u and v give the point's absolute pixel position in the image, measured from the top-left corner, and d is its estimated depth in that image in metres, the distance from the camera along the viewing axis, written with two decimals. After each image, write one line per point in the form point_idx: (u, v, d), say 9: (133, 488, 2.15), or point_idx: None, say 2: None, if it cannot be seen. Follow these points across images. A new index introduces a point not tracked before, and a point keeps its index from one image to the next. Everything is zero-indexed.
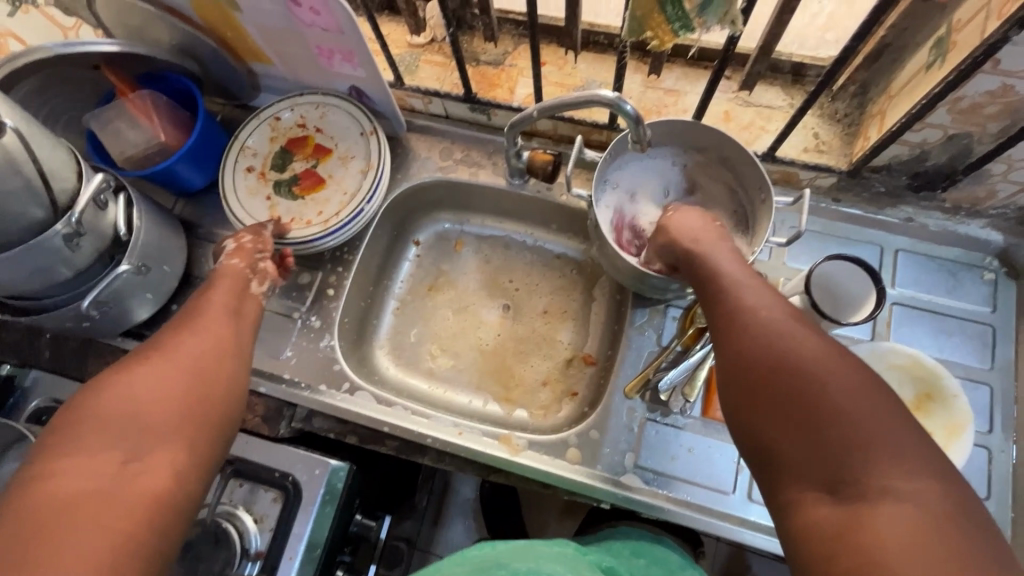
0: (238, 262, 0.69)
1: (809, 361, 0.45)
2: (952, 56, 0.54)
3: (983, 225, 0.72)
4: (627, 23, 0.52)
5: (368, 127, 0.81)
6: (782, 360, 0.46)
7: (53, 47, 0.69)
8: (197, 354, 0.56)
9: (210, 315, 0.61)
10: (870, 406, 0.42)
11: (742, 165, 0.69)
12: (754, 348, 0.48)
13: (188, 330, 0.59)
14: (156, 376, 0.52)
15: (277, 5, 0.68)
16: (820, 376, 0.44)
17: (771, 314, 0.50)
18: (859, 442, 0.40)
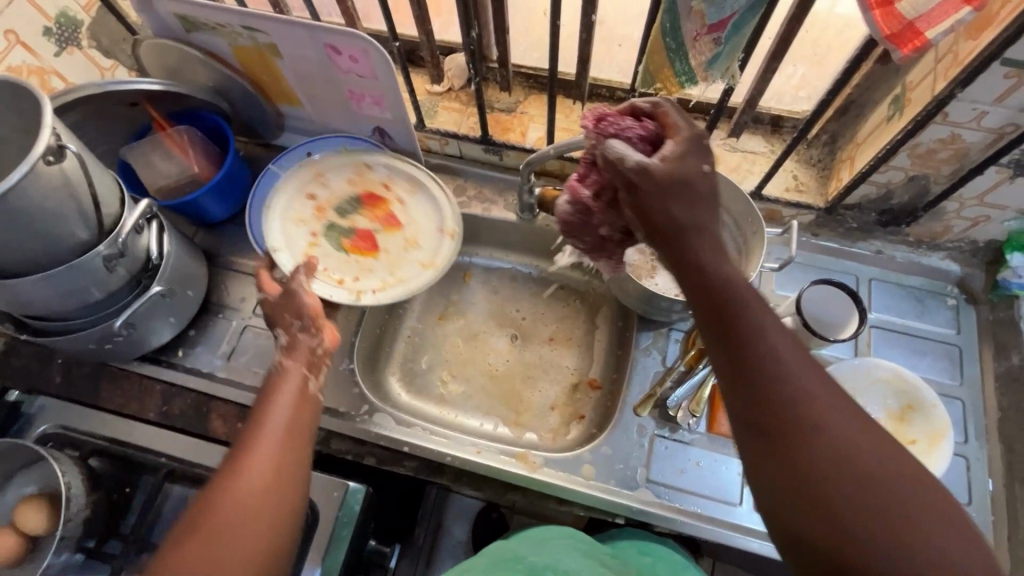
0: (296, 362, 0.64)
1: (893, 490, 0.41)
2: (908, 109, 0.64)
3: (941, 256, 0.81)
4: (642, 75, 0.61)
5: (450, 227, 0.84)
6: (848, 472, 0.41)
7: (103, 85, 0.74)
8: (260, 494, 0.53)
9: (265, 437, 0.56)
10: (947, 536, 0.39)
11: (733, 201, 0.77)
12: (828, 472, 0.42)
13: (250, 455, 0.55)
14: (227, 511, 0.51)
15: (318, 52, 0.75)
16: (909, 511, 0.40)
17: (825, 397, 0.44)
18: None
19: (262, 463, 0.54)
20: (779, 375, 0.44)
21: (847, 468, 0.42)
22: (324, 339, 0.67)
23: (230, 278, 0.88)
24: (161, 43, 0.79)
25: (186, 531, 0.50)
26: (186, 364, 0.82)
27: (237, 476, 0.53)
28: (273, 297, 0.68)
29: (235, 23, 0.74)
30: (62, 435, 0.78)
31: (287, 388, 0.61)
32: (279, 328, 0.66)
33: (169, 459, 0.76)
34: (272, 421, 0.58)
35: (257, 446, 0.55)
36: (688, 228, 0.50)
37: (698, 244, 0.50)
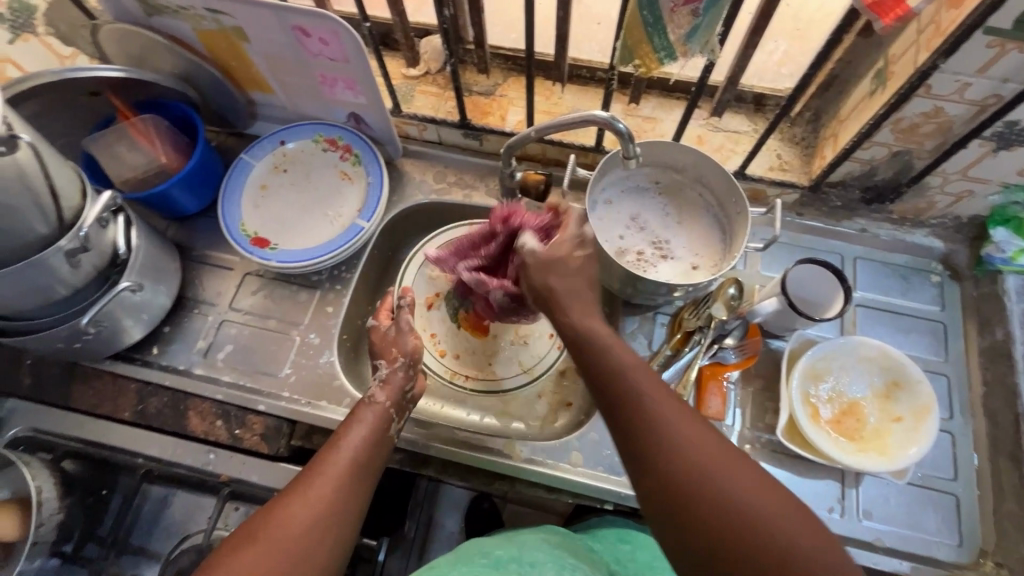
0: (384, 397, 0.65)
1: (767, 519, 0.43)
2: (891, 83, 0.63)
3: (925, 233, 0.81)
4: (619, 51, 0.59)
5: (561, 343, 0.86)
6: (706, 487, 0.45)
7: (60, 72, 0.71)
8: (321, 518, 0.53)
9: (339, 464, 0.57)
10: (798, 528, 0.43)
11: (716, 182, 0.76)
12: (688, 480, 0.46)
13: (322, 478, 0.56)
14: (302, 513, 0.52)
15: (286, 35, 0.72)
16: (781, 539, 0.42)
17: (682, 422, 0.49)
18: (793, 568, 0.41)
19: (332, 485, 0.55)
20: (641, 411, 0.50)
21: (726, 506, 0.44)
22: (411, 380, 0.68)
23: (204, 272, 0.85)
24: (120, 28, 0.76)
25: (249, 537, 0.51)
26: (161, 362, 0.79)
27: (307, 495, 0.54)
28: (381, 330, 0.72)
29: (197, 5, 0.71)
30: (34, 438, 0.76)
31: (368, 420, 0.63)
32: (382, 359, 0.70)
33: (146, 460, 0.75)
34: (347, 449, 0.59)
35: (327, 470, 0.56)
36: (570, 318, 0.58)
37: (598, 332, 0.57)
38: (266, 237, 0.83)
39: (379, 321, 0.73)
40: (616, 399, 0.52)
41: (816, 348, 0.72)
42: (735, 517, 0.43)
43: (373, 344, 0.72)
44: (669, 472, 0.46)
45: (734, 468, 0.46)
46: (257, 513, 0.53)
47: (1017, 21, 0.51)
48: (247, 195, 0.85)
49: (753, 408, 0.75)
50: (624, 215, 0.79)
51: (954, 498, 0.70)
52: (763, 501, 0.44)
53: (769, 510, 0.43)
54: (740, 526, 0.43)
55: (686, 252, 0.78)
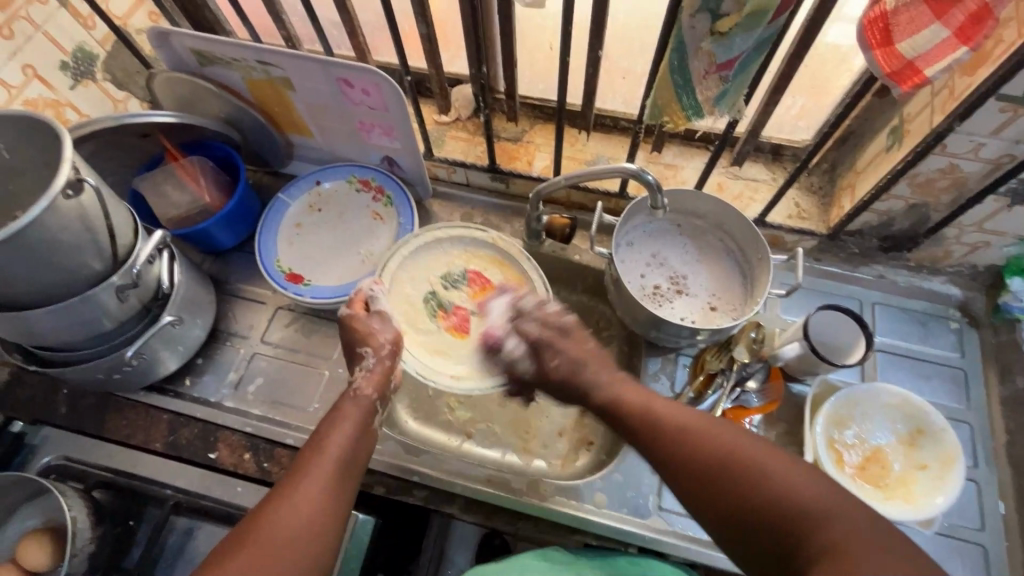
0: (371, 391, 0.67)
1: (773, 485, 0.49)
2: (907, 140, 0.66)
3: (942, 280, 0.83)
4: (649, 109, 0.61)
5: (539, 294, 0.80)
6: (718, 459, 0.53)
7: (117, 117, 0.75)
8: (317, 514, 0.55)
9: (327, 463, 0.58)
10: (801, 476, 0.50)
11: (737, 228, 0.79)
12: (694, 455, 0.55)
13: (310, 474, 0.57)
14: (295, 509, 0.54)
15: (331, 85, 0.77)
16: (801, 503, 0.48)
17: (679, 413, 0.59)
18: (801, 512, 0.48)
19: (325, 480, 0.57)
20: (645, 419, 0.60)
21: (742, 488, 0.51)
22: (393, 370, 0.70)
23: (238, 305, 0.88)
24: (175, 75, 0.81)
25: (240, 539, 0.52)
26: (194, 393, 0.82)
27: (295, 495, 0.55)
28: (359, 318, 0.72)
29: (249, 57, 0.76)
30: (66, 467, 0.78)
31: (354, 416, 0.63)
32: (365, 347, 0.70)
33: (174, 492, 0.76)
34: (335, 447, 0.60)
35: (313, 467, 0.58)
36: (602, 389, 0.66)
37: (624, 390, 0.65)
38: (299, 274, 0.86)
39: (354, 311, 0.73)
40: (618, 418, 0.63)
41: (840, 394, 0.73)
42: (766, 491, 0.49)
43: (353, 333, 0.71)
44: (695, 477, 0.54)
45: (742, 449, 0.53)
46: (253, 507, 0.55)
47: None
48: (282, 232, 0.88)
49: (776, 451, 0.75)
50: (647, 259, 0.82)
51: (982, 549, 0.70)
52: (779, 467, 0.51)
53: (783, 478, 0.50)
54: (761, 498, 0.49)
55: (705, 293, 0.80)
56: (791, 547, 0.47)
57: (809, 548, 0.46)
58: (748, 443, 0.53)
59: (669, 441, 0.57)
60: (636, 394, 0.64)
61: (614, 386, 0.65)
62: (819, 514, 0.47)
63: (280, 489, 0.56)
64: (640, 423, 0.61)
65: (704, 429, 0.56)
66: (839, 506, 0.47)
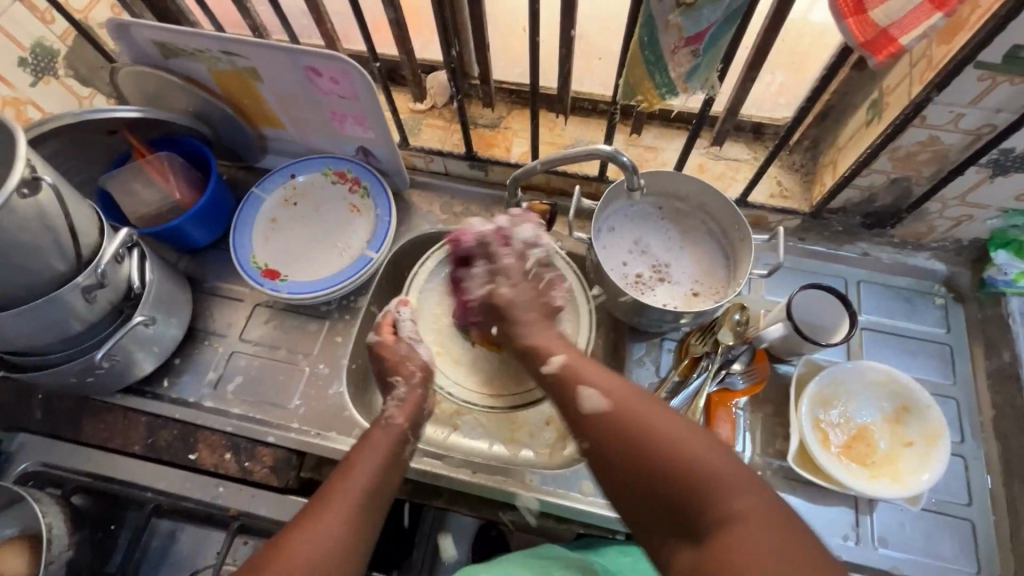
0: (400, 420, 0.67)
1: (675, 449, 0.48)
2: (886, 114, 0.65)
3: (926, 256, 0.82)
4: (621, 88, 0.60)
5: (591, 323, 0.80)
6: (628, 425, 0.51)
7: (78, 113, 0.73)
8: (340, 542, 0.53)
9: (353, 489, 0.57)
10: (701, 445, 0.48)
11: (718, 209, 0.77)
12: (605, 417, 0.53)
13: (340, 497, 0.56)
14: (326, 530, 0.53)
15: (299, 75, 0.75)
16: (695, 468, 0.47)
17: (600, 375, 0.57)
18: (698, 481, 0.46)
19: (351, 505, 0.56)
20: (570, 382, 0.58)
21: (649, 449, 0.49)
22: (424, 400, 0.71)
23: (215, 303, 0.86)
24: (138, 69, 0.79)
25: (268, 558, 0.51)
26: (173, 394, 0.80)
27: (323, 516, 0.54)
28: (388, 346, 0.75)
29: (213, 48, 0.73)
30: (44, 473, 0.77)
31: (383, 442, 0.63)
32: (397, 376, 0.72)
33: (155, 494, 0.76)
34: (361, 475, 0.59)
35: (341, 493, 0.57)
36: (560, 363, 0.61)
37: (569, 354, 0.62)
38: (276, 269, 0.84)
39: (381, 338, 0.75)
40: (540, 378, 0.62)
41: (824, 374, 0.72)
42: (672, 458, 0.48)
43: (383, 361, 0.74)
44: (614, 437, 0.52)
45: (655, 420, 0.51)
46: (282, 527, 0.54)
47: (1007, 56, 0.53)
48: (257, 228, 0.87)
49: (763, 433, 0.74)
50: (629, 243, 0.80)
51: (970, 524, 0.69)
52: (688, 440, 0.49)
53: (696, 450, 0.48)
54: (664, 462, 0.48)
55: (688, 276, 0.79)
56: (692, 518, 0.46)
57: (704, 520, 0.45)
58: (659, 410, 0.52)
59: (580, 406, 0.56)
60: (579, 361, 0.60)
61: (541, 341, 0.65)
62: (712, 486, 0.46)
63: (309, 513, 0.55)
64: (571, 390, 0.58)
65: (626, 399, 0.53)
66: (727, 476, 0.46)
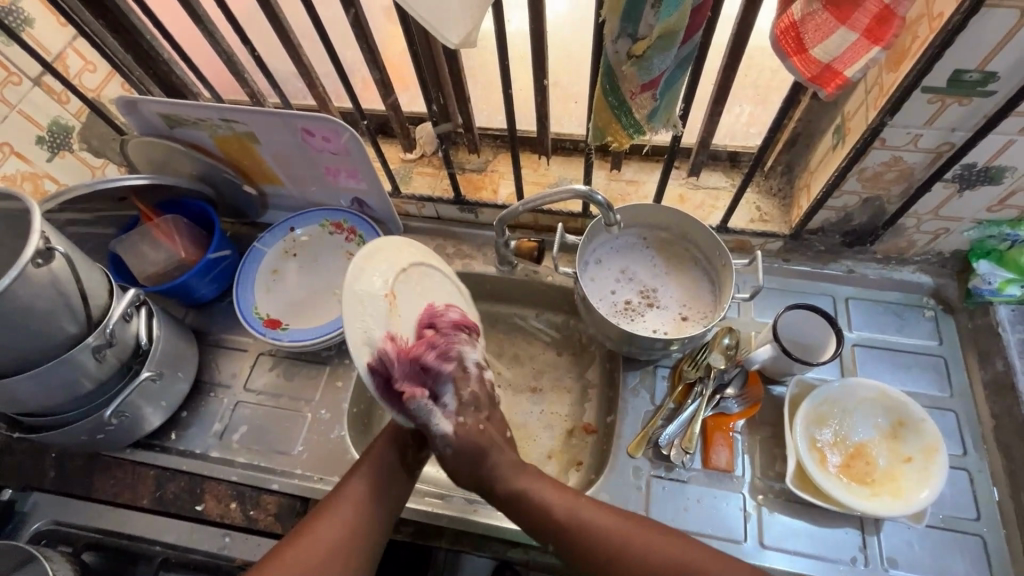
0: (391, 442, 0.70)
1: (661, 557, 0.59)
2: (849, 138, 0.67)
3: (912, 270, 0.83)
4: (592, 132, 0.63)
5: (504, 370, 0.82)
6: (602, 538, 0.60)
7: (90, 184, 0.78)
8: (341, 540, 0.62)
9: (349, 502, 0.65)
10: (693, 550, 0.59)
11: (699, 237, 0.80)
12: (581, 540, 0.61)
13: (340, 504, 0.64)
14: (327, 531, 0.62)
15: (292, 136, 0.80)
16: (671, 559, 0.59)
17: (539, 485, 0.64)
18: (680, 572, 0.58)
19: (348, 511, 0.64)
20: (517, 507, 0.64)
21: (619, 553, 0.60)
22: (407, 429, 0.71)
23: (221, 355, 0.89)
24: (146, 139, 0.85)
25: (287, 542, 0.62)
26: (180, 447, 0.82)
27: (320, 527, 0.62)
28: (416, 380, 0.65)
29: (213, 117, 0.79)
30: (55, 531, 0.79)
31: (377, 458, 0.68)
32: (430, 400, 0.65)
33: (162, 547, 0.78)
34: (354, 489, 0.66)
35: (338, 498, 0.65)
36: (484, 460, 0.64)
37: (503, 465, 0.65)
38: (277, 319, 0.87)
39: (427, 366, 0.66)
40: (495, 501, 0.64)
41: (817, 393, 0.73)
42: (655, 564, 0.59)
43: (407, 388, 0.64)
44: (559, 540, 0.61)
45: (634, 539, 0.60)
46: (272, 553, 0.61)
47: (950, 79, 0.56)
48: (259, 279, 0.90)
49: (762, 456, 0.74)
50: (616, 274, 0.83)
51: (981, 539, 0.68)
52: (660, 544, 0.60)
53: (642, 542, 0.60)
54: (605, 543, 0.60)
55: (675, 303, 0.81)
56: None
57: None
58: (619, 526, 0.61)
59: (546, 529, 0.62)
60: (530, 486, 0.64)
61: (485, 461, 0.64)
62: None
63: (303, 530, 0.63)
64: (561, 530, 0.61)
65: (566, 512, 0.62)
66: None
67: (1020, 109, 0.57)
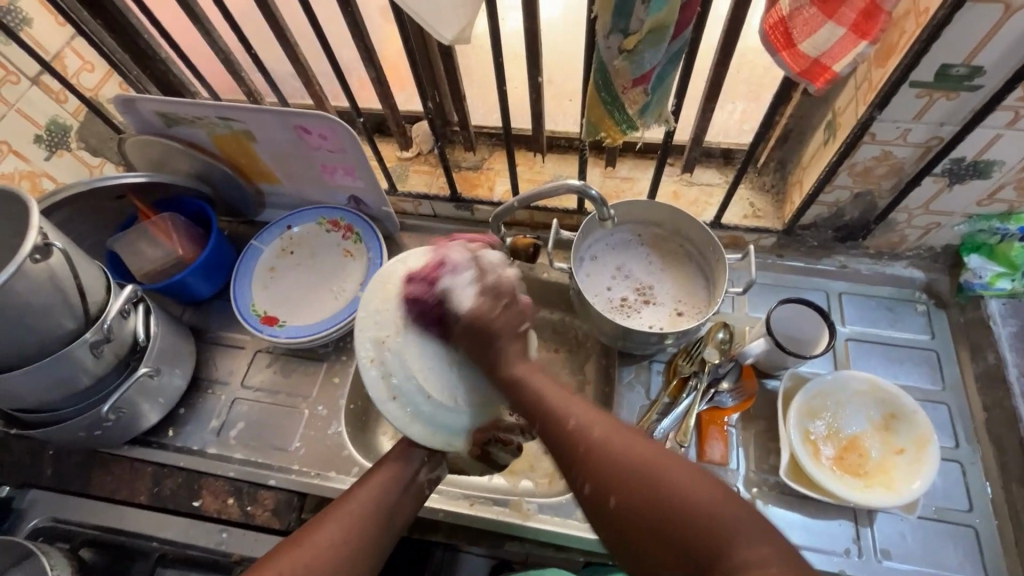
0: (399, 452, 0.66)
1: (632, 447, 0.49)
2: (840, 133, 0.68)
3: (904, 265, 0.83)
4: (585, 127, 0.63)
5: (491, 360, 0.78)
6: (588, 435, 0.51)
7: (89, 183, 0.79)
8: (351, 549, 0.58)
9: (358, 512, 0.61)
10: (716, 497, 0.44)
11: (693, 232, 0.80)
12: (574, 438, 0.52)
13: (348, 513, 0.60)
14: (335, 538, 0.58)
15: (289, 133, 0.81)
16: (687, 501, 0.44)
17: (551, 385, 0.58)
18: (686, 513, 0.43)
19: (358, 521, 0.60)
20: (529, 402, 0.57)
21: (594, 454, 0.50)
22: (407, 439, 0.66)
23: (218, 352, 0.89)
24: (144, 138, 0.85)
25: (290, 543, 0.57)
26: (177, 444, 0.82)
27: (328, 531, 0.58)
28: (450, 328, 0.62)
29: (210, 115, 0.80)
30: (53, 528, 0.79)
31: (387, 474, 0.64)
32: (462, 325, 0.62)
33: (161, 543, 0.78)
34: (364, 498, 0.62)
35: (340, 513, 0.60)
36: (502, 367, 0.60)
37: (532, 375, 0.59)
38: (275, 316, 0.88)
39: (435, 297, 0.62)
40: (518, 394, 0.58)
41: (810, 386, 0.73)
42: (653, 486, 0.46)
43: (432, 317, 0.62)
44: (553, 430, 0.54)
45: (616, 435, 0.50)
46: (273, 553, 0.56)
47: (937, 74, 0.57)
48: (257, 277, 0.91)
49: (757, 449, 0.75)
50: (611, 269, 0.83)
51: (974, 530, 0.69)
52: (668, 466, 0.46)
53: (637, 454, 0.48)
54: (589, 443, 0.51)
55: (669, 299, 0.81)
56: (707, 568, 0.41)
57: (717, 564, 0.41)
58: (609, 426, 0.52)
59: (546, 427, 0.55)
60: (551, 386, 0.57)
61: (520, 371, 0.59)
62: (681, 490, 0.45)
63: (309, 531, 0.58)
64: (549, 420, 0.55)
65: (577, 412, 0.54)
66: (743, 543, 0.41)
67: (1005, 103, 0.58)
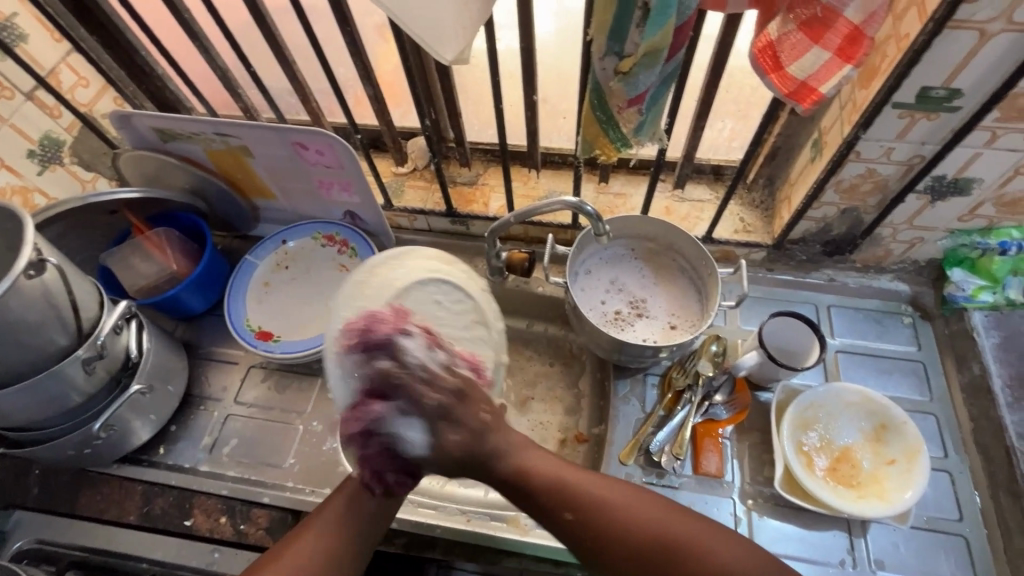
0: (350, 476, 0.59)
1: (674, 531, 0.52)
2: (826, 151, 0.70)
3: (889, 278, 0.85)
4: (580, 145, 0.64)
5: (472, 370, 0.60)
6: (612, 509, 0.53)
7: (84, 197, 0.78)
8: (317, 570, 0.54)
9: (325, 531, 0.56)
10: (727, 546, 0.52)
11: (685, 246, 0.82)
12: (602, 516, 0.53)
13: (318, 527, 0.57)
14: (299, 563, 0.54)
15: (286, 149, 0.81)
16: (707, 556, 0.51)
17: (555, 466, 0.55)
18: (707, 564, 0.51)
19: (328, 538, 0.56)
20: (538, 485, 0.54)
21: (627, 529, 0.52)
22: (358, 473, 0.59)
23: (211, 368, 0.88)
24: (139, 153, 0.85)
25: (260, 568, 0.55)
26: (169, 461, 0.81)
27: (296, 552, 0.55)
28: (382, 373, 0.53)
29: (208, 131, 0.80)
30: (38, 550, 0.77)
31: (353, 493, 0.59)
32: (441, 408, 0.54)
33: (150, 565, 0.74)
34: (331, 513, 0.58)
35: (316, 520, 0.57)
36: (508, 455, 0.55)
37: (543, 462, 0.55)
38: (269, 331, 0.87)
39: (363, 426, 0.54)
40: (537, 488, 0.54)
41: (802, 397, 0.75)
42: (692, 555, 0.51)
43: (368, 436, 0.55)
44: (555, 502, 0.54)
45: (635, 501, 0.54)
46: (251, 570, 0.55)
47: (918, 96, 0.59)
48: (251, 292, 0.91)
49: (751, 461, 0.75)
50: (605, 283, 0.84)
51: (964, 539, 0.70)
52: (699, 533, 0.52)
53: (661, 520, 0.53)
54: (615, 521, 0.53)
55: (663, 312, 0.82)
56: None
57: None
58: (627, 494, 0.54)
59: (566, 512, 0.53)
60: (555, 462, 0.56)
61: (528, 461, 0.55)
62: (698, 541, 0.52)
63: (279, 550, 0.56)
64: (567, 497, 0.54)
65: (583, 477, 0.55)
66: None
67: (983, 124, 0.60)
